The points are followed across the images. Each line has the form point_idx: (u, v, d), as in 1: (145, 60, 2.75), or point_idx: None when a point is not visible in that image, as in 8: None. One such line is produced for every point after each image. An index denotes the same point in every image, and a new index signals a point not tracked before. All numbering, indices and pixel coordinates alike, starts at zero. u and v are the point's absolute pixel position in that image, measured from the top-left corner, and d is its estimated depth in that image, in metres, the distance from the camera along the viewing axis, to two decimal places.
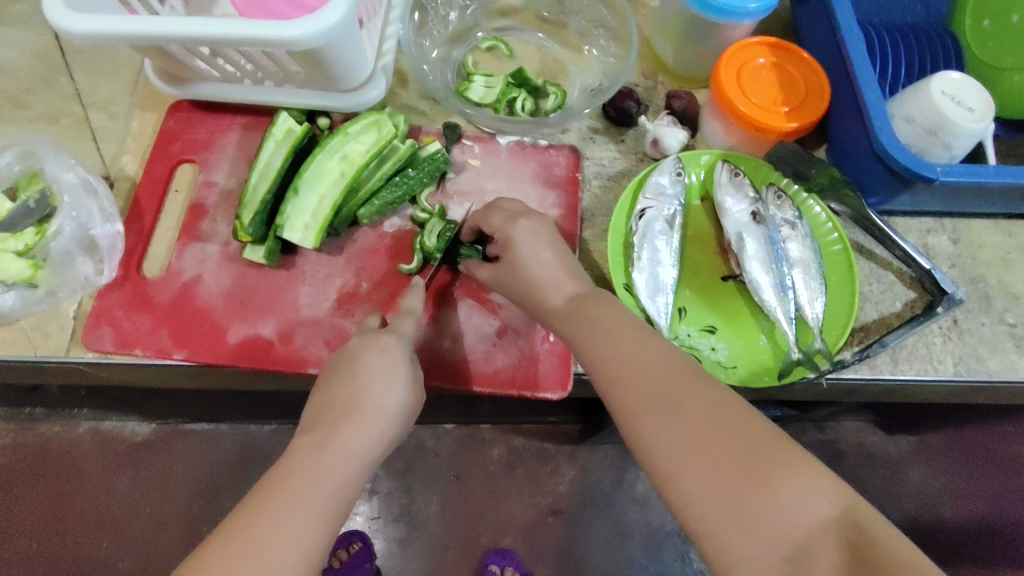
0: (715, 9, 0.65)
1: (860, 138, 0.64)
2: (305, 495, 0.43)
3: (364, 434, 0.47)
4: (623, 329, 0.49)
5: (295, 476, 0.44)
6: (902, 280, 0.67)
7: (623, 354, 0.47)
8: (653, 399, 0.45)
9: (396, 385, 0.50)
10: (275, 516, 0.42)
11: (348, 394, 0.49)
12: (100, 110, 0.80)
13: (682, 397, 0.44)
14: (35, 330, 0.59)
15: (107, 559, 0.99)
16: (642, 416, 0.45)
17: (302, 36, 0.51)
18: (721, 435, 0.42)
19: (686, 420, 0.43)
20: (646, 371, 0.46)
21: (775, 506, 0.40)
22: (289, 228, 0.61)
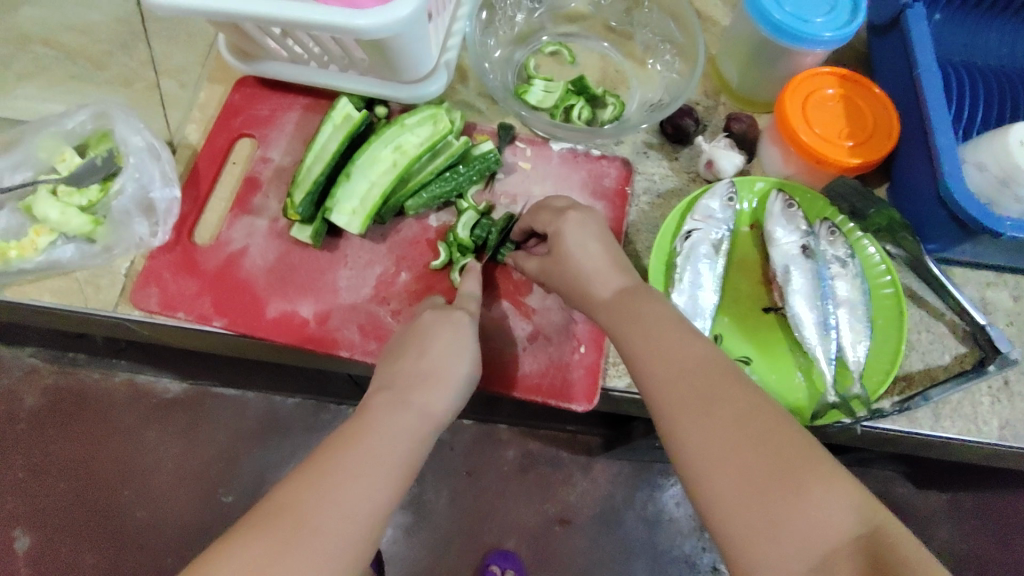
0: (788, 35, 0.63)
1: (926, 182, 0.62)
2: (360, 466, 0.44)
3: (410, 416, 0.48)
4: (664, 342, 0.48)
5: (356, 439, 0.46)
6: (954, 333, 0.64)
7: (661, 353, 0.47)
8: (690, 398, 0.45)
9: (442, 365, 0.51)
10: (336, 484, 0.43)
11: (409, 370, 0.51)
12: (171, 78, 0.84)
13: (720, 400, 0.44)
14: (88, 283, 0.62)
15: (128, 506, 1.03)
16: (679, 414, 0.44)
17: (372, 26, 0.52)
18: (757, 442, 0.42)
19: (723, 423, 0.43)
20: (685, 370, 0.46)
21: (804, 516, 0.39)
22: (337, 211, 0.62)
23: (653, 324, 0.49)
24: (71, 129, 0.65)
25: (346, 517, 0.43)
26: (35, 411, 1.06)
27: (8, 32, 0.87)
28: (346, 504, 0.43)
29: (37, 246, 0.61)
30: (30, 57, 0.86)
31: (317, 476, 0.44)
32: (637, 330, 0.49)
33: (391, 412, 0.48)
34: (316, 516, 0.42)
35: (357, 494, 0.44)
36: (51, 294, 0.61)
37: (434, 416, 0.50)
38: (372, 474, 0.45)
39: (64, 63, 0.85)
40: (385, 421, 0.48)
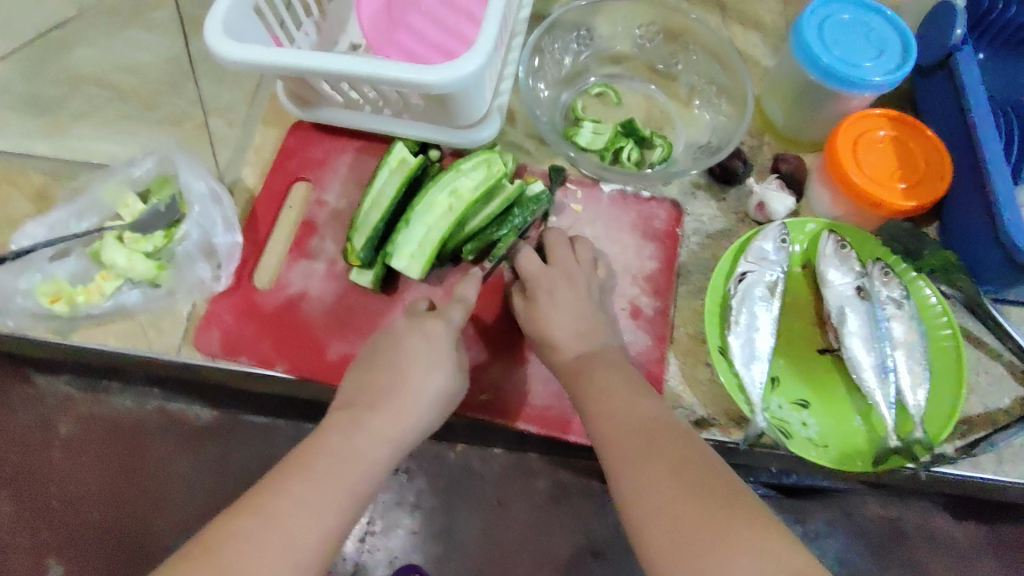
0: (837, 79, 0.64)
1: (982, 225, 0.62)
2: (326, 474, 0.48)
3: (379, 431, 0.51)
4: (614, 399, 0.51)
5: (324, 449, 0.49)
6: (1012, 374, 0.64)
7: (605, 409, 0.51)
8: (629, 445, 0.47)
9: (435, 375, 0.54)
10: (298, 487, 0.46)
11: (384, 385, 0.53)
12: (220, 117, 0.86)
13: (651, 447, 0.46)
14: (151, 326, 0.63)
15: (152, 530, 0.89)
16: (619, 460, 0.47)
17: (441, 82, 0.53)
18: (688, 482, 0.43)
19: (655, 467, 0.45)
20: (631, 424, 0.49)
21: (725, 552, 0.39)
22: (397, 256, 0.63)
23: (605, 381, 0.53)
24: (137, 176, 0.67)
25: (296, 526, 0.45)
26: (71, 445, 0.91)
27: (60, 73, 0.90)
28: (314, 500, 0.46)
29: (104, 291, 0.62)
30: (83, 96, 0.88)
31: (288, 477, 0.47)
32: (592, 393, 0.53)
33: (353, 430, 0.51)
34: (272, 526, 0.45)
35: (321, 494, 0.47)
36: (116, 337, 0.63)
37: (402, 427, 0.52)
38: (333, 487, 0.47)
39: (116, 102, 0.88)
40: (349, 440, 0.50)
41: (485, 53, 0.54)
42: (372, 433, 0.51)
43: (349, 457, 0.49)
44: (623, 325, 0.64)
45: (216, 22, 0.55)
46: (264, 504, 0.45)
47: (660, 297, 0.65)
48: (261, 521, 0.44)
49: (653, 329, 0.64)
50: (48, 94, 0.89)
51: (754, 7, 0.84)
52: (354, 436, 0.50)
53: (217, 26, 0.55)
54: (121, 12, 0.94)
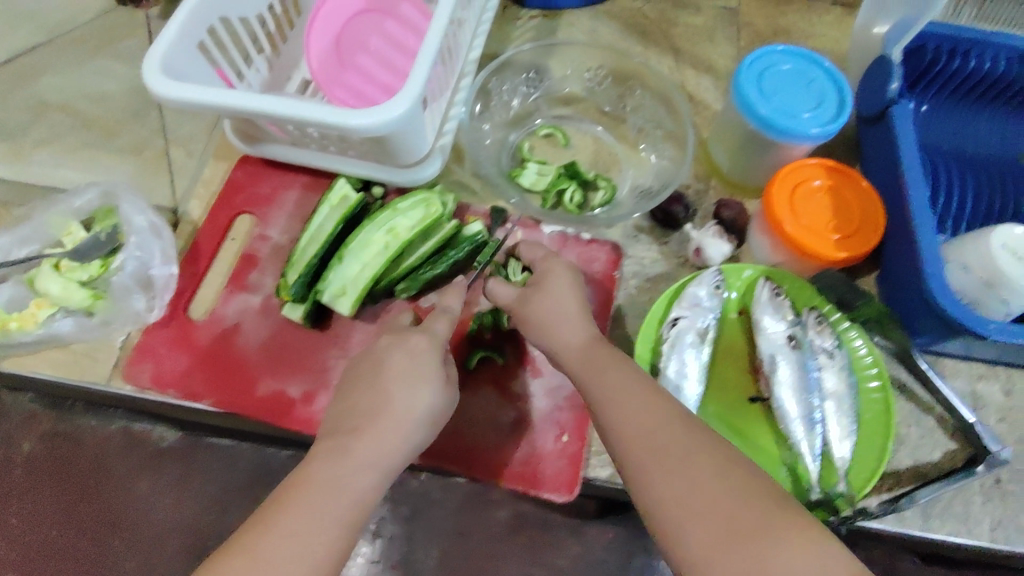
0: (775, 129, 0.64)
1: (910, 279, 0.62)
2: (316, 505, 0.45)
3: (366, 456, 0.48)
4: (627, 393, 0.49)
5: (303, 486, 0.46)
6: (944, 428, 0.64)
7: (624, 408, 0.48)
8: (661, 447, 0.45)
9: (420, 390, 0.52)
10: (292, 521, 0.44)
11: (367, 405, 0.51)
12: (181, 147, 0.88)
13: (688, 453, 0.44)
14: (85, 355, 0.64)
15: (116, 555, 0.79)
16: (652, 461, 0.45)
17: (367, 125, 0.54)
18: (736, 488, 0.42)
19: (700, 472, 0.43)
20: (652, 426, 0.47)
21: (782, 559, 0.39)
22: (329, 292, 0.64)
23: (618, 379, 0.50)
24: (79, 206, 0.67)
25: (299, 557, 0.43)
26: (32, 465, 0.82)
27: (28, 99, 0.93)
28: (311, 534, 0.44)
29: (38, 319, 0.62)
30: (48, 124, 0.91)
31: (279, 517, 0.44)
32: (603, 382, 0.51)
33: (339, 456, 0.48)
34: (280, 558, 0.43)
35: (315, 526, 0.44)
36: (50, 365, 0.64)
37: (389, 450, 0.49)
38: (325, 518, 0.45)
39: (78, 130, 0.90)
40: (342, 463, 0.48)
41: (414, 97, 0.55)
42: (358, 456, 0.48)
43: (339, 483, 0.47)
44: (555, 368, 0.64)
45: (153, 59, 0.56)
46: (252, 550, 0.43)
47: None
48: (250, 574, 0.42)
49: None
50: (14, 120, 0.91)
51: (706, 51, 0.85)
52: (339, 464, 0.48)
53: (154, 63, 0.56)
54: (91, 42, 0.96)
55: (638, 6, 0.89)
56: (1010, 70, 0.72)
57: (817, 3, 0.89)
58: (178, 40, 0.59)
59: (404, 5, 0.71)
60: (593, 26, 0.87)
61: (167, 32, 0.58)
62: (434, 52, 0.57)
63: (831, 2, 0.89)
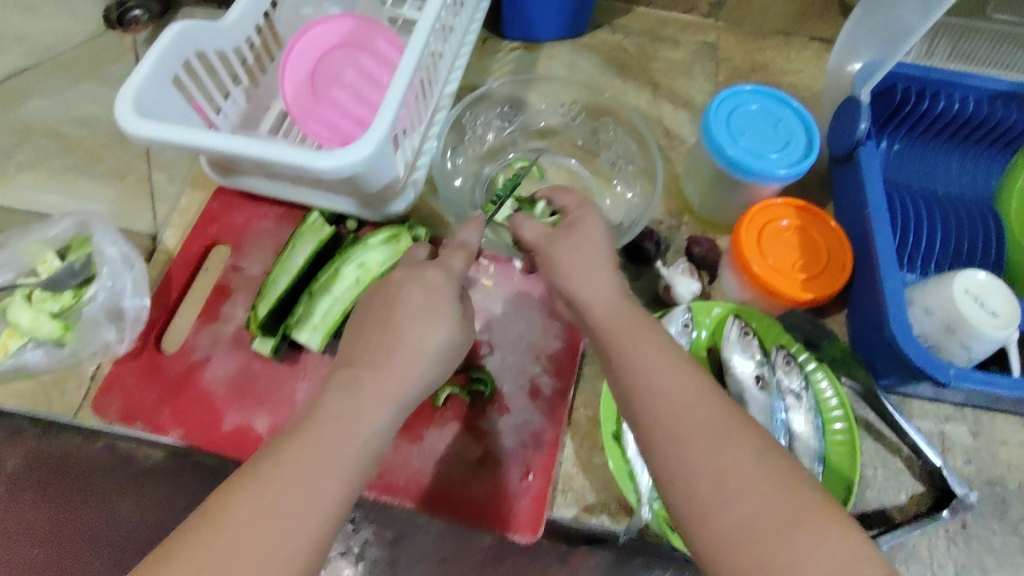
0: (743, 170, 0.65)
1: (875, 320, 0.62)
2: (323, 448, 0.41)
3: (380, 394, 0.44)
4: (661, 352, 0.46)
5: (313, 424, 0.42)
6: (910, 470, 0.64)
7: (658, 379, 0.44)
8: (698, 421, 0.42)
9: (440, 329, 0.49)
10: (293, 464, 0.39)
11: (384, 342, 0.47)
12: (163, 172, 0.89)
13: (729, 431, 0.41)
14: (53, 387, 0.65)
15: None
16: (686, 435, 0.41)
17: (332, 167, 0.54)
18: (777, 469, 0.39)
19: (740, 450, 0.40)
20: (689, 391, 0.43)
21: (821, 554, 0.36)
22: (299, 327, 0.64)
23: (653, 347, 0.47)
24: (53, 236, 0.68)
25: (299, 502, 0.38)
26: (12, 488, 0.62)
27: (14, 122, 0.94)
28: (314, 480, 0.39)
29: (7, 350, 0.63)
30: (33, 147, 0.92)
31: (281, 456, 0.40)
32: (633, 338, 0.48)
33: (350, 394, 0.44)
34: (280, 504, 0.38)
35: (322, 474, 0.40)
36: (16, 398, 0.65)
37: (403, 391, 0.46)
38: (334, 459, 0.40)
39: (63, 154, 0.91)
40: (348, 401, 0.43)
41: (379, 139, 0.55)
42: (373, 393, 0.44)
43: (349, 424, 0.42)
44: (521, 404, 0.64)
45: (125, 97, 0.57)
46: (251, 486, 0.38)
47: (561, 377, 0.65)
48: (242, 515, 0.37)
49: (550, 411, 0.64)
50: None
51: (684, 86, 0.86)
52: (351, 399, 0.44)
53: (126, 101, 0.57)
54: (79, 66, 0.98)
55: (618, 40, 0.90)
56: (981, 109, 0.73)
57: (794, 38, 0.90)
58: (152, 77, 0.60)
59: (380, 40, 0.72)
60: (572, 59, 0.88)
61: (140, 69, 0.59)
62: (401, 95, 0.58)
63: (809, 38, 0.90)
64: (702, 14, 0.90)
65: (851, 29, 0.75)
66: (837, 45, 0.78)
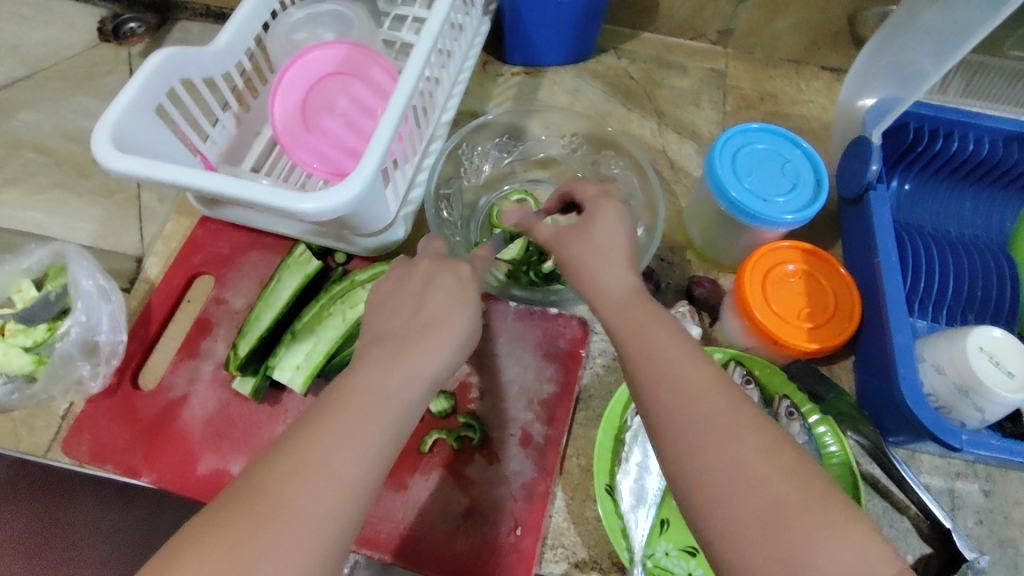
0: (748, 214, 0.62)
1: (884, 373, 0.59)
2: (350, 434, 0.39)
3: (408, 374, 0.43)
4: (668, 348, 0.45)
5: (335, 408, 0.41)
6: (919, 531, 0.61)
7: (672, 374, 0.43)
8: (707, 416, 0.41)
9: (459, 321, 0.47)
10: (319, 453, 0.38)
11: (405, 328, 0.46)
12: (152, 191, 0.86)
13: (736, 427, 0.40)
14: (23, 423, 0.63)
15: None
16: (693, 429, 0.41)
17: (314, 210, 0.52)
18: (784, 469, 0.38)
19: (745, 449, 0.39)
20: (692, 389, 0.42)
21: (823, 555, 0.35)
22: (280, 367, 0.61)
23: (668, 341, 0.45)
24: (27, 267, 0.65)
25: (329, 485, 0.37)
26: None
27: (4, 135, 0.91)
28: (340, 468, 0.38)
29: None
30: (20, 162, 0.89)
31: (307, 442, 0.39)
32: (639, 337, 0.46)
33: (379, 371, 0.43)
34: (305, 497, 0.37)
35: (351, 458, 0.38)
36: None
37: (431, 369, 0.44)
38: (364, 444, 0.39)
39: (51, 169, 0.89)
40: (376, 380, 0.42)
41: (366, 181, 0.52)
42: (401, 374, 0.43)
43: (373, 409, 0.41)
44: (512, 452, 0.61)
45: (103, 129, 0.55)
46: (280, 474, 0.37)
47: (553, 425, 0.62)
48: (267, 500, 0.36)
49: (542, 460, 0.61)
50: None
51: (691, 115, 0.84)
52: (381, 378, 0.42)
53: (104, 133, 0.55)
54: (72, 78, 0.95)
55: (623, 66, 0.87)
56: (996, 151, 0.70)
57: (805, 68, 0.88)
58: (133, 108, 0.57)
59: (375, 68, 0.69)
60: (576, 85, 0.86)
61: (120, 99, 0.57)
62: (390, 133, 0.55)
63: (820, 68, 0.87)
64: (711, 41, 0.88)
65: (863, 63, 0.72)
66: (847, 80, 0.76)
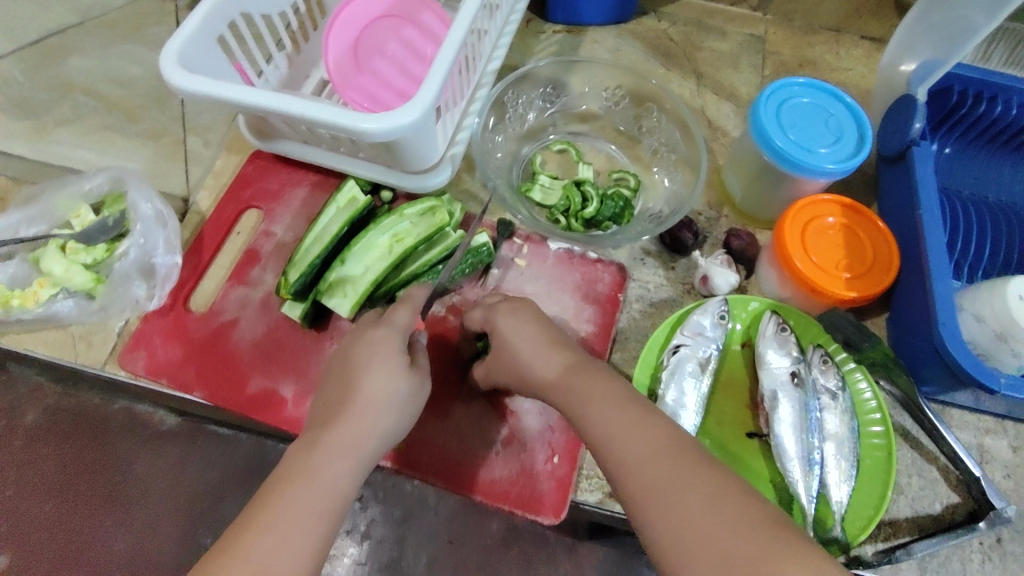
0: (790, 163, 0.63)
1: (923, 323, 0.61)
2: (279, 518, 0.41)
3: (339, 444, 0.46)
4: (619, 404, 0.45)
5: (271, 491, 0.43)
6: (947, 480, 0.62)
7: (622, 451, 0.43)
8: (655, 480, 0.40)
9: (392, 377, 0.50)
10: (250, 535, 0.40)
11: (336, 400, 0.49)
12: (198, 135, 0.89)
13: (686, 477, 0.40)
14: (82, 338, 0.65)
15: (103, 532, 0.60)
16: (647, 499, 0.40)
17: (376, 130, 0.53)
18: (728, 535, 0.36)
19: (696, 497, 0.38)
20: (649, 445, 0.42)
21: None
22: (329, 294, 0.64)
23: (605, 415, 0.45)
24: (88, 190, 0.68)
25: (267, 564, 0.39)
26: (29, 443, 0.64)
27: (54, 79, 0.94)
28: (272, 545, 0.40)
29: (38, 298, 0.63)
30: (71, 105, 0.92)
31: (245, 526, 0.41)
32: (582, 405, 0.47)
33: (310, 448, 0.45)
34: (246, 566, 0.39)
35: (286, 535, 0.40)
36: (45, 346, 0.65)
37: (364, 433, 0.47)
38: (298, 514, 0.41)
39: (100, 112, 0.91)
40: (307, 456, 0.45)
41: (426, 106, 0.54)
42: (329, 447, 0.45)
43: (308, 477, 0.43)
44: None
45: (171, 51, 0.56)
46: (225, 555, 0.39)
47: None
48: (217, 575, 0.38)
49: None
50: (38, 99, 0.92)
51: (729, 78, 0.85)
52: (310, 455, 0.45)
53: (172, 55, 0.56)
54: (121, 26, 0.98)
55: (663, 28, 0.88)
56: None
57: (845, 36, 0.88)
58: (198, 33, 0.59)
59: (426, 13, 0.71)
60: (616, 45, 0.87)
61: (187, 24, 0.58)
62: (450, 62, 0.56)
63: (860, 36, 0.88)
64: (751, 6, 0.89)
65: (907, 27, 0.73)
66: (889, 44, 0.76)
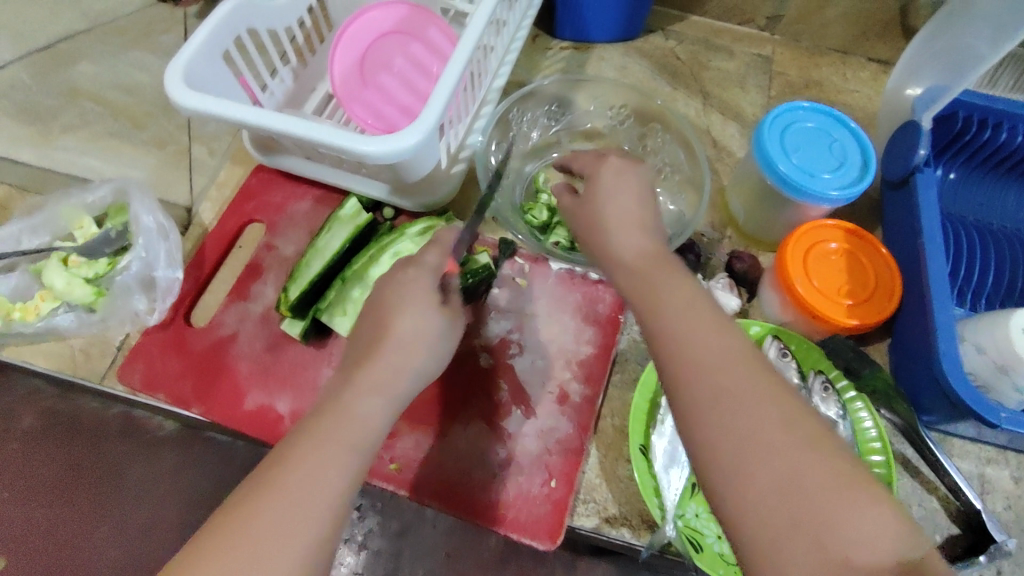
0: (793, 187, 0.63)
1: (924, 352, 0.60)
2: (327, 442, 0.40)
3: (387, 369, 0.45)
4: (694, 306, 0.43)
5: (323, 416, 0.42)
6: (947, 511, 0.62)
7: (693, 352, 0.41)
8: (725, 393, 0.39)
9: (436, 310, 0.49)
10: (300, 455, 0.40)
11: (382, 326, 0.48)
12: (203, 145, 0.89)
13: (761, 396, 0.39)
14: (82, 351, 0.66)
15: (86, 541, 0.58)
16: (713, 408, 0.39)
17: (378, 152, 0.53)
18: (785, 455, 0.37)
19: (770, 415, 0.38)
20: (719, 355, 0.41)
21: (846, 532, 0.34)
22: (330, 312, 0.64)
23: (678, 319, 0.43)
24: (92, 202, 0.68)
25: (314, 488, 0.38)
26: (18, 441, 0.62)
27: (61, 84, 0.94)
28: (316, 470, 0.39)
29: (40, 311, 0.64)
30: (77, 110, 0.92)
31: (297, 447, 0.40)
32: (656, 299, 0.45)
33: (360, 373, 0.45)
34: (296, 483, 0.38)
35: (332, 459, 0.40)
36: (45, 358, 0.66)
37: (407, 367, 0.46)
38: (344, 439, 0.41)
39: (106, 119, 0.91)
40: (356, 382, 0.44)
41: (428, 130, 0.54)
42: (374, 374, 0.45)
43: (350, 414, 0.42)
44: (549, 409, 0.63)
45: (176, 67, 0.57)
46: (276, 473, 0.39)
47: (589, 384, 0.64)
48: (265, 501, 0.38)
49: (577, 417, 0.62)
50: (45, 104, 0.93)
51: (736, 97, 0.85)
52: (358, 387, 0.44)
53: (177, 72, 0.56)
54: (130, 33, 0.98)
55: (670, 46, 0.88)
56: None
57: (852, 57, 0.88)
58: (204, 50, 0.59)
59: (432, 29, 0.71)
60: (623, 62, 0.87)
61: (193, 41, 0.59)
62: (454, 84, 0.56)
63: (866, 59, 0.88)
64: (759, 26, 0.88)
65: (913, 52, 0.73)
66: (896, 68, 0.76)
